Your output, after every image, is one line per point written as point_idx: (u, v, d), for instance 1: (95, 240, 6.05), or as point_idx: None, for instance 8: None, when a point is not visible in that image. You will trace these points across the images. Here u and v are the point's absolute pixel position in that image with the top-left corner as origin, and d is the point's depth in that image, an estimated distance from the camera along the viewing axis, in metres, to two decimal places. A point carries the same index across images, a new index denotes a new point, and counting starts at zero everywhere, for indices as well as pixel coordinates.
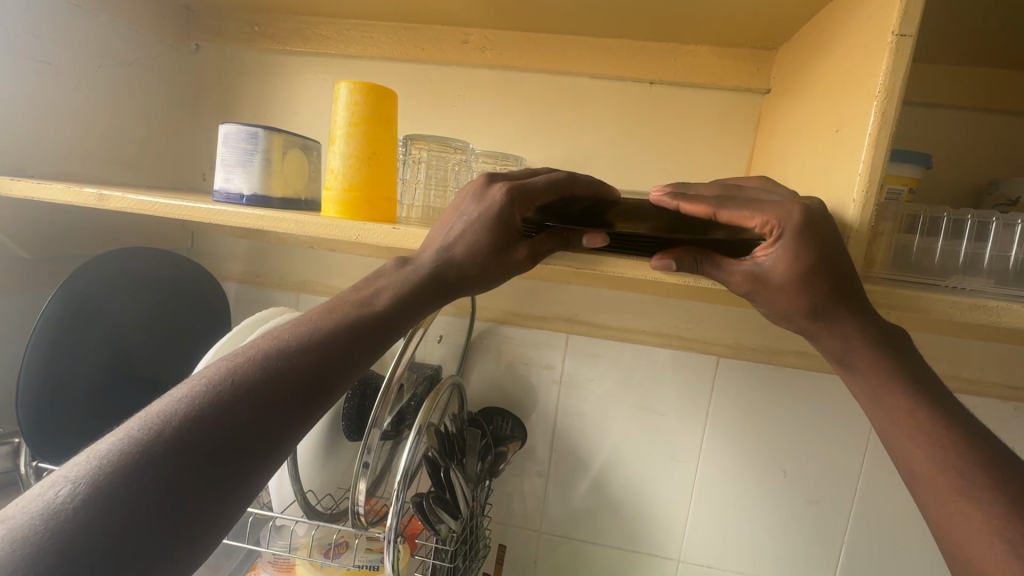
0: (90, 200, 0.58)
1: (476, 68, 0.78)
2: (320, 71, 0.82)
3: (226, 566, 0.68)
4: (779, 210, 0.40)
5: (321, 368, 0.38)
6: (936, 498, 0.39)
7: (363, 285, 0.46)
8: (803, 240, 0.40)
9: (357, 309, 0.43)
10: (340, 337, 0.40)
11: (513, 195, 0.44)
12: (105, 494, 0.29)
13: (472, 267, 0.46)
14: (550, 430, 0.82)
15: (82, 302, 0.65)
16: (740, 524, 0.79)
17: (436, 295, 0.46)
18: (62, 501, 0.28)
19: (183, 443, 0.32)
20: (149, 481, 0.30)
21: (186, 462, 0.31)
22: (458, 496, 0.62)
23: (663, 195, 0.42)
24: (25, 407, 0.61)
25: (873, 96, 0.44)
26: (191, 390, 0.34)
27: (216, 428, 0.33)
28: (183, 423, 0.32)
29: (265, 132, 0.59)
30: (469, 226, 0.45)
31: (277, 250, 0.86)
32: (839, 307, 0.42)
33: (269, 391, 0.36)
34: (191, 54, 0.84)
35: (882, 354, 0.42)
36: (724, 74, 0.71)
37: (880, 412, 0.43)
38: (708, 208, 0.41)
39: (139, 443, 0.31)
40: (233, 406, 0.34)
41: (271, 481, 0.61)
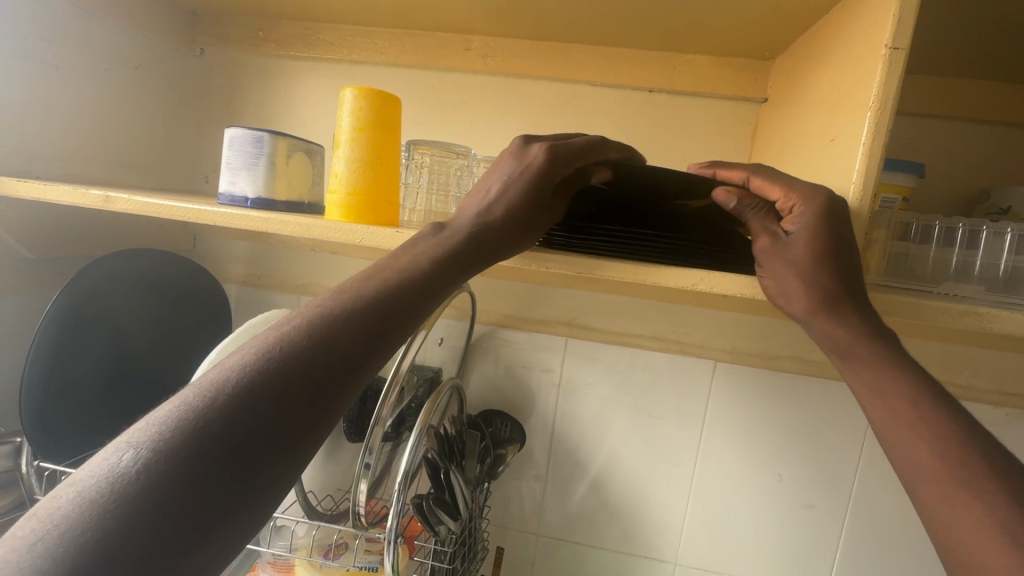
0: (97, 201, 0.59)
1: (477, 74, 0.79)
2: (323, 76, 0.83)
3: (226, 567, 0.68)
4: (809, 190, 0.44)
5: (373, 329, 0.36)
6: (934, 490, 0.39)
7: (404, 249, 0.43)
8: (825, 224, 0.43)
9: (400, 273, 0.40)
10: (389, 299, 0.38)
11: (550, 155, 0.45)
12: (167, 460, 0.27)
13: (510, 227, 0.46)
14: (549, 433, 0.83)
15: (87, 301, 0.66)
16: (737, 528, 0.80)
17: (476, 259, 0.44)
18: (125, 465, 0.27)
19: (240, 408, 0.29)
20: (208, 447, 0.28)
21: (245, 426, 0.29)
22: (458, 497, 0.63)
23: (701, 165, 0.50)
24: (29, 404, 0.61)
25: (867, 107, 0.45)
26: (244, 358, 0.32)
27: (273, 391, 0.30)
28: (238, 387, 0.30)
29: (270, 136, 0.60)
30: (507, 187, 0.46)
31: (279, 252, 0.87)
32: (845, 299, 0.44)
33: (322, 357, 0.33)
34: (196, 58, 0.85)
35: (882, 349, 0.43)
36: (722, 83, 0.73)
37: (879, 405, 0.43)
38: (742, 173, 0.47)
39: (196, 410, 0.29)
40: (287, 373, 0.31)
41: None
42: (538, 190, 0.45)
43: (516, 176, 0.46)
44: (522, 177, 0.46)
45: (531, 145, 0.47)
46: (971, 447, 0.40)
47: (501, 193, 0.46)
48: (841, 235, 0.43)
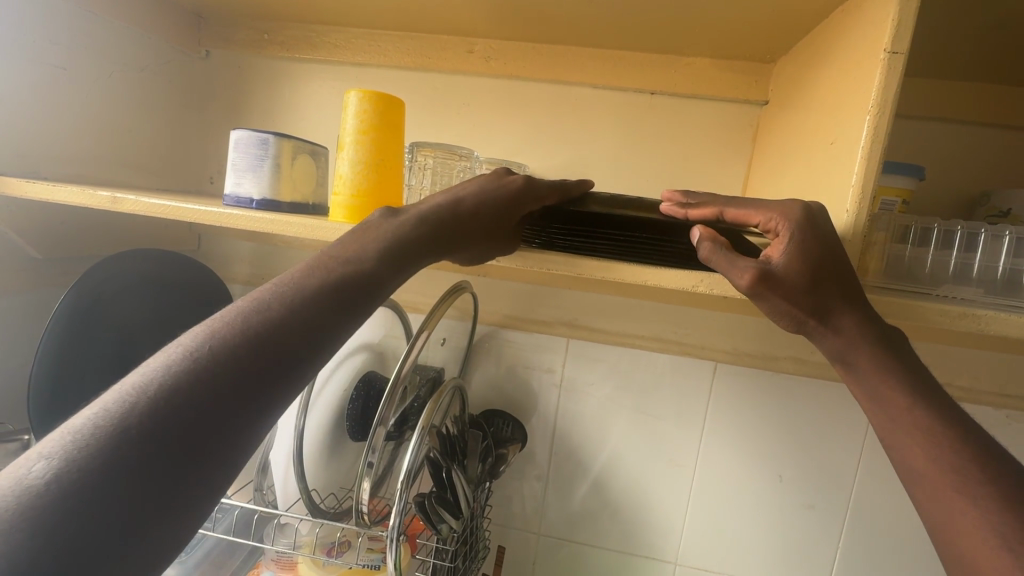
0: (105, 202, 0.59)
1: (480, 76, 0.79)
2: (327, 77, 0.83)
3: (230, 564, 0.69)
4: (783, 208, 0.44)
5: (307, 325, 0.37)
6: (931, 494, 0.40)
7: (352, 238, 0.44)
8: (811, 234, 0.43)
9: (351, 263, 0.42)
10: (331, 291, 0.39)
11: (526, 185, 0.52)
12: (83, 469, 0.27)
13: (466, 232, 0.49)
14: (550, 433, 0.83)
15: (93, 300, 0.67)
16: (738, 529, 0.80)
17: (425, 251, 0.47)
18: (35, 476, 0.26)
19: (162, 413, 0.29)
20: (126, 455, 0.28)
21: (168, 429, 0.29)
22: (460, 496, 0.63)
23: (670, 207, 0.47)
24: (37, 403, 0.62)
25: (866, 110, 0.45)
26: (167, 360, 0.32)
27: (198, 394, 0.31)
28: (161, 392, 0.30)
29: (275, 138, 0.60)
30: (478, 194, 0.51)
31: (283, 253, 0.88)
32: (843, 306, 0.43)
33: (249, 359, 0.33)
34: (201, 60, 0.86)
35: (882, 355, 0.43)
36: (723, 85, 0.73)
37: (879, 411, 0.43)
38: (714, 209, 0.46)
39: (115, 417, 0.28)
40: (210, 374, 0.32)
41: (276, 480, 0.62)
42: (508, 210, 0.51)
43: (483, 194, 0.51)
44: (491, 195, 0.51)
45: (512, 175, 0.54)
46: (968, 454, 0.40)
47: (461, 202, 0.50)
48: (826, 244, 0.43)
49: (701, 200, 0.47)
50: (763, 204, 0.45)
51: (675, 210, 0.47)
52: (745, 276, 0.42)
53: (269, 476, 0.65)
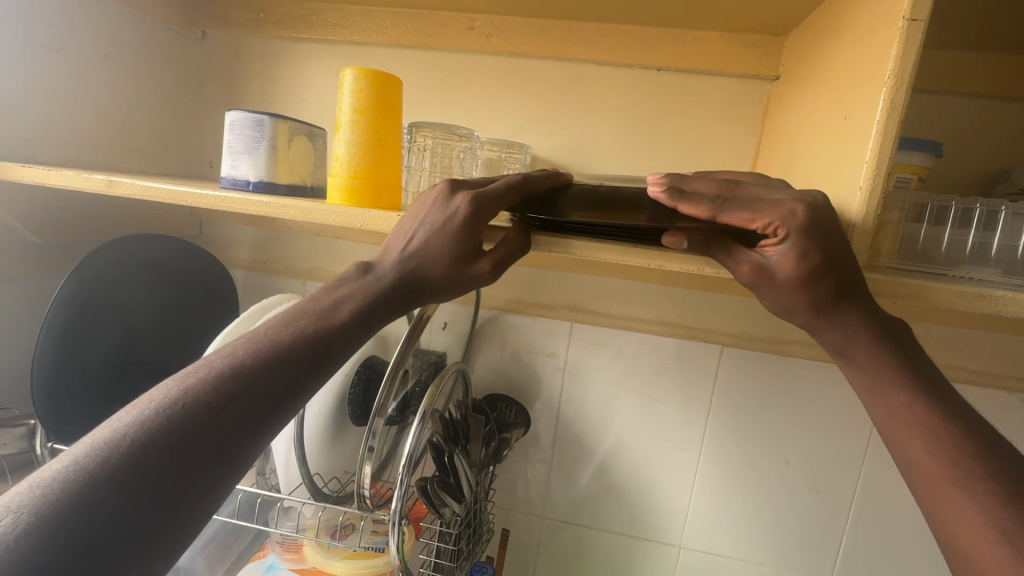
0: (100, 185, 0.59)
1: (480, 54, 0.77)
2: (324, 57, 0.81)
3: (236, 547, 0.69)
4: (783, 214, 0.38)
5: (275, 387, 0.38)
6: (931, 488, 0.39)
7: (321, 294, 0.44)
8: (812, 239, 0.39)
9: (318, 322, 0.41)
10: (301, 349, 0.40)
11: (472, 210, 0.43)
12: (51, 525, 0.28)
13: (435, 267, 0.45)
14: (554, 418, 0.83)
15: (94, 286, 0.66)
16: (744, 514, 0.79)
17: (399, 303, 0.45)
18: (1, 531, 0.27)
19: (135, 469, 0.31)
20: (98, 512, 0.29)
21: (137, 488, 0.30)
22: (462, 481, 0.63)
23: (660, 191, 0.41)
24: (39, 388, 0.62)
25: (883, 82, 0.43)
26: (141, 415, 0.33)
27: (167, 454, 0.32)
28: (132, 449, 0.31)
29: (271, 119, 0.59)
30: (430, 234, 0.44)
31: (284, 238, 0.87)
32: (844, 299, 0.41)
33: (222, 416, 0.35)
34: (197, 41, 0.84)
35: (882, 345, 0.42)
36: (733, 60, 0.70)
37: (877, 402, 0.42)
38: (708, 208, 0.40)
39: (89, 470, 0.30)
40: (184, 431, 0.33)
41: (277, 463, 0.61)
42: (465, 241, 0.44)
43: (445, 218, 0.44)
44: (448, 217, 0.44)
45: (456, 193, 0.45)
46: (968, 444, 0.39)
47: (425, 240, 0.45)
48: (829, 247, 0.39)
49: (697, 192, 0.40)
50: (764, 202, 0.39)
51: (661, 195, 0.41)
52: (742, 270, 0.42)
53: (272, 460, 0.65)
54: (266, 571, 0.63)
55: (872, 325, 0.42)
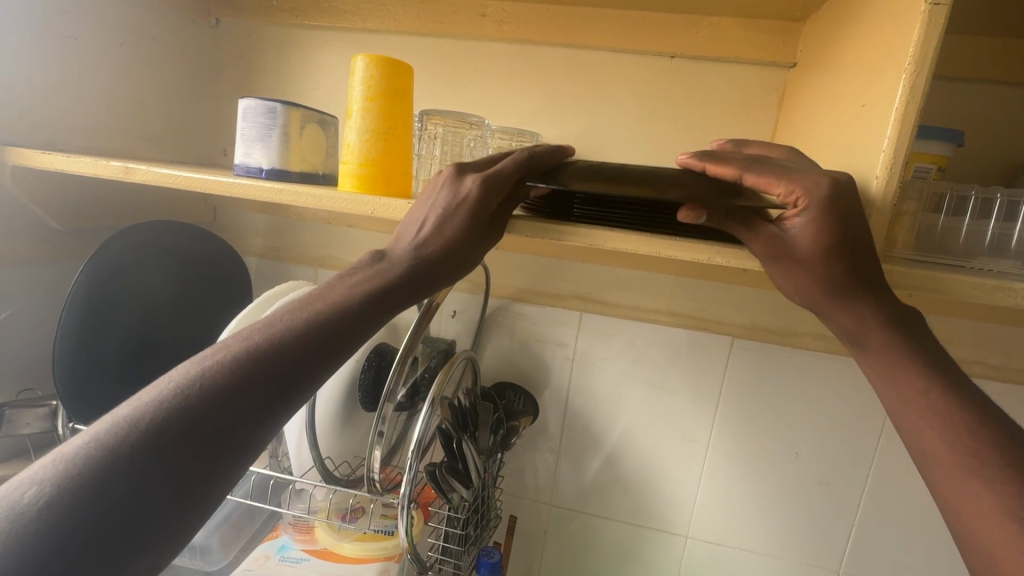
0: (117, 172, 0.60)
1: (492, 41, 0.77)
2: (336, 44, 0.81)
3: (250, 528, 0.71)
4: (807, 183, 0.39)
5: (290, 370, 0.37)
6: (947, 478, 0.39)
7: (337, 280, 0.44)
8: (834, 213, 0.39)
9: (334, 304, 0.41)
10: (316, 331, 0.39)
11: (482, 188, 0.45)
12: (71, 498, 0.29)
13: (447, 252, 0.46)
14: (562, 407, 0.83)
15: (112, 272, 0.68)
16: (752, 505, 0.79)
17: (412, 289, 0.45)
18: (26, 502, 0.28)
19: (150, 448, 0.31)
20: (113, 489, 0.30)
21: (156, 467, 0.31)
22: (470, 466, 0.64)
23: (688, 157, 0.43)
24: (61, 370, 0.64)
25: (902, 68, 0.42)
26: (160, 394, 0.33)
27: (181, 434, 0.32)
28: (148, 427, 0.32)
29: (283, 107, 0.59)
30: (438, 218, 0.46)
31: (297, 225, 0.88)
32: (857, 289, 0.41)
33: (236, 397, 0.35)
34: (211, 30, 0.85)
35: (896, 335, 0.41)
36: (749, 47, 0.69)
37: (891, 391, 0.42)
38: (734, 169, 0.41)
39: (106, 447, 0.31)
40: (198, 412, 0.33)
41: (290, 446, 0.63)
42: (472, 222, 0.46)
43: (456, 203, 0.46)
44: (459, 202, 0.45)
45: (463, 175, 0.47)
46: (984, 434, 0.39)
47: (437, 224, 0.46)
48: (850, 223, 0.39)
49: (726, 157, 0.41)
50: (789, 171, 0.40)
51: (689, 161, 0.42)
52: (759, 244, 0.42)
53: (284, 443, 0.66)
54: (278, 551, 0.63)
55: (887, 311, 0.41)
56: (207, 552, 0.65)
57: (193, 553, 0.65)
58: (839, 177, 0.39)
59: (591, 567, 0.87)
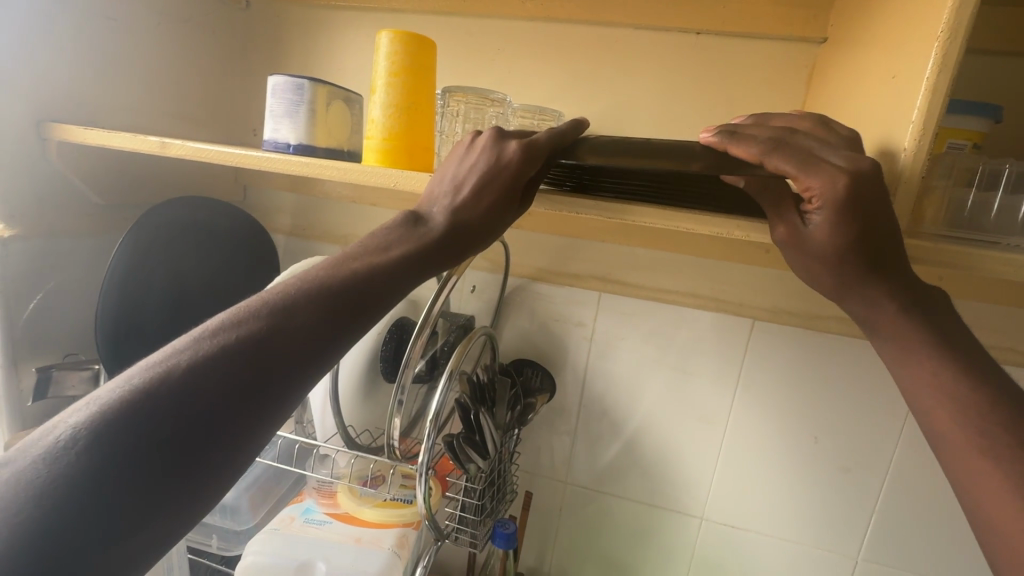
0: (154, 147, 0.62)
1: (515, 21, 0.77)
2: (362, 25, 0.83)
3: (277, 492, 0.74)
4: (825, 180, 0.37)
5: (317, 332, 0.38)
6: (955, 460, 0.39)
7: (369, 241, 0.45)
8: (850, 214, 0.38)
9: (364, 267, 0.42)
10: (343, 294, 0.40)
11: (520, 152, 0.45)
12: (104, 442, 0.31)
13: (481, 217, 0.46)
14: (580, 386, 0.84)
15: (152, 244, 0.72)
16: (770, 488, 0.79)
17: (442, 255, 0.45)
18: (64, 444, 0.31)
19: (180, 400, 0.33)
20: (145, 436, 0.32)
21: (193, 411, 0.33)
22: (487, 438, 0.66)
23: (710, 137, 0.41)
24: (104, 335, 0.67)
25: (935, 36, 0.41)
26: (191, 347, 0.35)
27: (211, 388, 0.34)
28: (179, 380, 0.33)
29: (310, 84, 0.61)
30: (471, 183, 0.46)
31: (323, 204, 0.90)
32: (875, 274, 0.40)
33: (265, 356, 0.36)
34: (242, 12, 0.88)
35: (913, 318, 0.41)
36: (777, 22, 0.68)
37: (901, 365, 0.41)
38: (753, 155, 0.39)
39: (138, 395, 0.32)
40: (227, 368, 0.35)
41: (315, 413, 0.65)
42: (504, 187, 0.45)
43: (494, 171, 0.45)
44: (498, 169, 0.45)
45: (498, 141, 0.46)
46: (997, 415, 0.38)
47: (470, 189, 0.46)
48: (870, 220, 0.38)
49: (748, 139, 0.40)
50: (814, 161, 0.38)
51: (711, 139, 0.41)
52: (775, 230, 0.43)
53: (309, 411, 0.69)
54: (302, 513, 0.66)
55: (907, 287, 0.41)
56: (237, 512, 0.68)
57: (223, 513, 0.68)
58: (865, 167, 0.37)
59: (606, 545, 0.88)
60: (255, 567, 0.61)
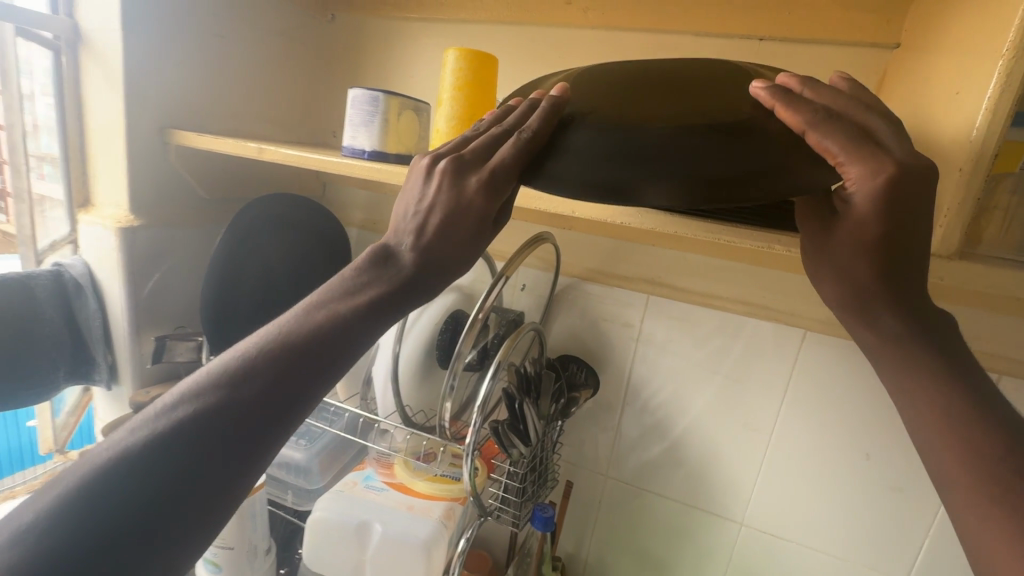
0: (253, 151, 0.71)
1: (578, 29, 0.80)
2: (433, 34, 0.88)
3: (342, 459, 0.82)
4: (872, 165, 0.35)
5: (278, 386, 0.39)
6: (956, 500, 0.40)
7: (332, 290, 0.44)
8: (885, 205, 0.37)
9: (326, 319, 0.42)
10: (303, 348, 0.40)
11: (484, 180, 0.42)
12: (69, 518, 0.33)
13: (458, 248, 0.44)
14: (625, 384, 0.87)
15: (244, 234, 0.82)
16: (814, 501, 0.78)
17: (412, 292, 0.44)
18: (27, 525, 0.32)
19: (141, 471, 0.35)
20: (107, 509, 0.33)
21: (156, 477, 0.35)
22: (530, 427, 0.70)
23: (764, 89, 0.38)
24: (208, 312, 0.80)
25: (1000, 55, 0.40)
26: (151, 420, 0.37)
27: (171, 453, 0.36)
28: (141, 450, 0.35)
29: (384, 96, 0.67)
30: (436, 212, 0.43)
31: (392, 201, 0.98)
32: (884, 306, 0.44)
33: (223, 417, 0.37)
34: (328, 24, 0.96)
35: (923, 352, 0.44)
36: (846, 27, 0.66)
37: (887, 369, 0.46)
38: (803, 121, 0.36)
39: (101, 471, 0.34)
40: (185, 433, 0.36)
41: (378, 391, 0.74)
42: (472, 213, 0.43)
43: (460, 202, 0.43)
44: (469, 201, 0.43)
45: (463, 165, 0.43)
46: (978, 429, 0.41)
47: (436, 220, 0.43)
48: (903, 213, 0.37)
49: (804, 101, 0.36)
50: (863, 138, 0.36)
51: (764, 93, 0.37)
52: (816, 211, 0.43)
53: (373, 389, 0.77)
54: (364, 479, 0.74)
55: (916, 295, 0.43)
56: (309, 473, 0.78)
57: (299, 473, 0.78)
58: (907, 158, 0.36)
59: (642, 539, 0.90)
60: (324, 521, 0.69)
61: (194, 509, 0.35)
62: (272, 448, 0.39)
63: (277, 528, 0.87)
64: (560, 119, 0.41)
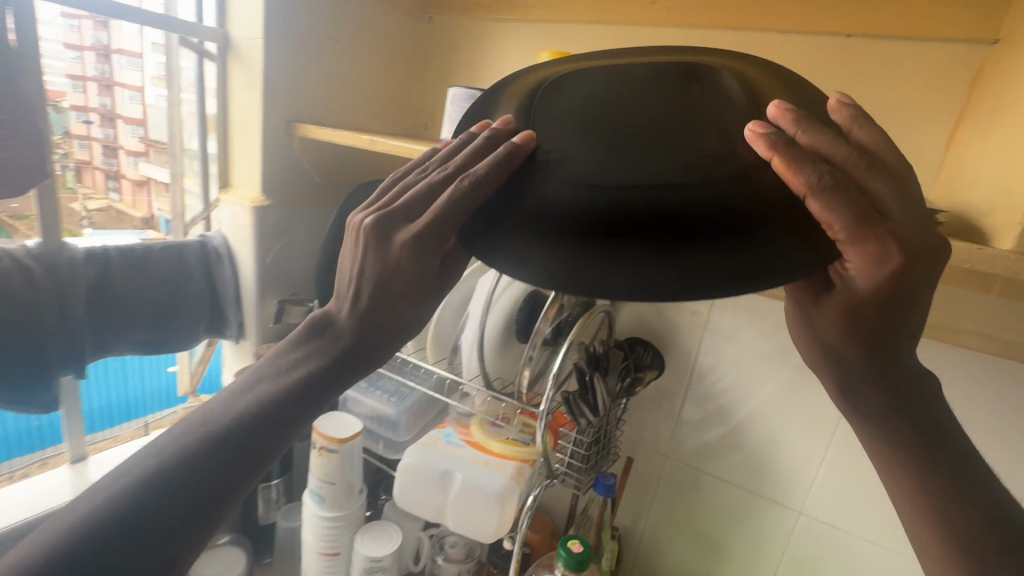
0: (365, 142, 0.82)
1: (660, 28, 0.84)
2: (521, 34, 0.95)
3: (426, 418, 0.92)
4: (874, 245, 0.35)
5: (269, 421, 0.41)
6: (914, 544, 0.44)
7: (287, 351, 0.45)
8: (879, 284, 0.38)
9: (295, 371, 0.43)
10: (287, 392, 0.42)
11: (420, 236, 0.41)
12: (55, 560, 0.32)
13: (396, 302, 0.44)
14: (689, 369, 0.91)
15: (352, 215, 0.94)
16: (877, 497, 0.79)
17: (364, 349, 0.45)
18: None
19: (124, 514, 0.35)
20: (92, 551, 0.33)
21: (147, 517, 0.35)
22: (598, 400, 0.77)
23: (763, 138, 0.36)
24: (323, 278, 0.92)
25: None
26: (134, 466, 0.37)
27: (156, 495, 0.36)
28: (123, 496, 0.35)
29: (481, 94, 0.75)
30: (373, 272, 0.43)
31: None
32: (870, 375, 0.46)
33: (207, 456, 0.38)
34: (424, 25, 1.06)
35: (900, 422, 0.46)
36: (940, 22, 0.65)
37: (856, 416, 0.48)
38: (805, 183, 0.34)
39: (76, 523, 0.34)
40: (168, 476, 0.37)
41: (465, 356, 0.82)
42: (411, 270, 0.43)
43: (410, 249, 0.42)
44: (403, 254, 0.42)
45: (397, 224, 0.43)
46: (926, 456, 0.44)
47: (375, 278, 0.43)
48: (893, 293, 0.38)
49: (807, 159, 0.34)
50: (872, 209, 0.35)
51: (764, 143, 0.36)
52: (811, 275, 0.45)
53: (458, 354, 0.84)
54: (445, 436, 0.84)
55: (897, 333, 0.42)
56: (398, 426, 0.89)
57: (390, 426, 0.90)
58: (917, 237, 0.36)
59: (699, 519, 0.94)
60: (411, 468, 0.80)
61: (178, 547, 0.35)
62: (247, 490, 0.39)
63: (367, 472, 1.00)
64: (519, 170, 0.41)
